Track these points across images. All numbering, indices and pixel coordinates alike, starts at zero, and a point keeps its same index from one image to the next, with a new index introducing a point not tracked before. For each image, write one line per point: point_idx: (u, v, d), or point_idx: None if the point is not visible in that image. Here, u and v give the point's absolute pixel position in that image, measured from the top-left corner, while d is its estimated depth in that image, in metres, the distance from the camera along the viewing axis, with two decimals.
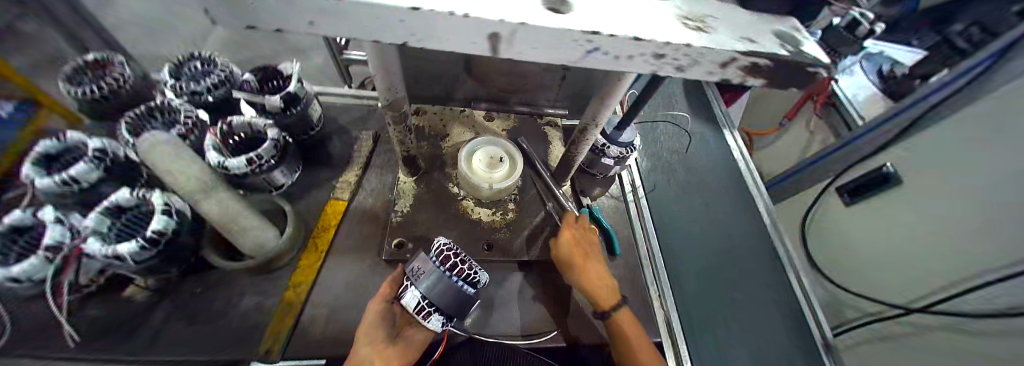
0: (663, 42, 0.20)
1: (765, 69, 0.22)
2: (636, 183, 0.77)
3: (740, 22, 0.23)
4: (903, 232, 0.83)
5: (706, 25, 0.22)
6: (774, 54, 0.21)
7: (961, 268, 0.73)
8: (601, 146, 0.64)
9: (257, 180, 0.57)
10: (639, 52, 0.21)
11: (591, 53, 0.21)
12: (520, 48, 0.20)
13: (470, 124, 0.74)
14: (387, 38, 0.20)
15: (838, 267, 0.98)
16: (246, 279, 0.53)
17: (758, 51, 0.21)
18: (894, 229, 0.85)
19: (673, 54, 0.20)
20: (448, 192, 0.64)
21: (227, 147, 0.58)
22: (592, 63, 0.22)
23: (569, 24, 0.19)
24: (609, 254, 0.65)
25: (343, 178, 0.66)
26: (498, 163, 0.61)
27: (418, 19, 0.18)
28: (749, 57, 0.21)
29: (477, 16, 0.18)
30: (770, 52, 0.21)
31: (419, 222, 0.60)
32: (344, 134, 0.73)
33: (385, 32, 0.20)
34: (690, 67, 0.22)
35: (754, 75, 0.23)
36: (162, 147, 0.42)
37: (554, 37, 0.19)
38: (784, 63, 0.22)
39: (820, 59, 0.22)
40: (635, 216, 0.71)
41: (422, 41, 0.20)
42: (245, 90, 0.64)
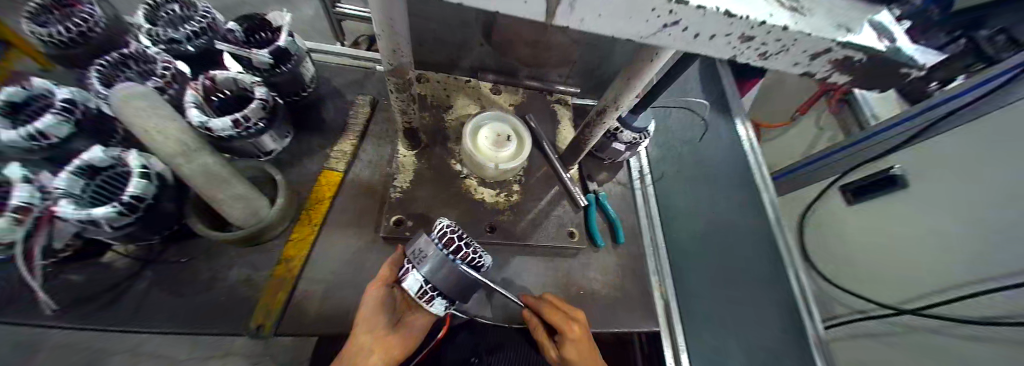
0: (754, 25, 0.19)
1: (860, 63, 0.21)
2: (643, 170, 0.75)
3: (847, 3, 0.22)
4: (901, 234, 0.84)
5: (808, 6, 0.20)
6: (875, 49, 0.20)
7: (949, 273, 0.75)
8: (614, 130, 0.61)
9: (243, 144, 0.52)
10: (727, 31, 0.20)
11: (669, 27, 0.19)
12: (582, 14, 0.19)
13: (476, 96, 0.69)
14: None
15: (832, 263, 1.00)
16: (234, 250, 0.51)
17: (859, 43, 0.20)
18: (890, 231, 0.86)
19: (763, 36, 0.20)
20: (451, 169, 0.60)
21: (209, 104, 0.52)
22: (665, 40, 0.21)
23: None
24: (612, 242, 0.63)
25: (338, 147, 0.62)
26: (505, 141, 0.58)
27: None
28: (847, 50, 0.20)
29: None
30: (870, 45, 0.20)
31: (419, 199, 0.57)
32: (339, 98, 0.68)
33: None
34: (778, 53, 0.21)
35: (842, 69, 0.23)
36: (137, 102, 0.36)
37: (630, 6, 0.18)
38: (881, 59, 0.21)
39: (920, 59, 0.21)
40: (641, 204, 0.69)
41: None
42: (229, 41, 0.57)
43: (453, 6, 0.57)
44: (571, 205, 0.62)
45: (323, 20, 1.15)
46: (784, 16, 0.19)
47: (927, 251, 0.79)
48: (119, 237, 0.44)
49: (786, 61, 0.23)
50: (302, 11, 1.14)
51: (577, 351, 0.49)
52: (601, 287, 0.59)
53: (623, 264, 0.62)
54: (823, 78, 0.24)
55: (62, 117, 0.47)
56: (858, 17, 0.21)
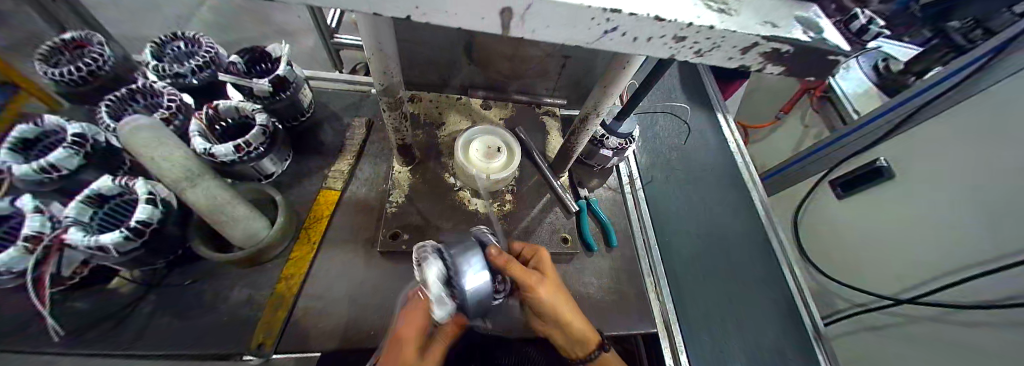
0: (685, 25, 0.21)
1: (787, 54, 0.24)
2: (633, 174, 0.77)
3: (772, 4, 0.24)
4: (893, 225, 0.85)
5: (732, 8, 0.23)
6: (796, 39, 0.23)
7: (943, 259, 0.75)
8: (600, 137, 0.63)
9: (245, 167, 0.55)
10: (661, 34, 0.22)
11: (608, 33, 0.22)
12: (533, 25, 0.21)
13: (466, 112, 0.72)
14: (389, 10, 0.20)
15: (829, 259, 1.00)
16: (236, 272, 0.52)
17: (780, 36, 0.23)
18: (881, 222, 0.87)
19: (694, 35, 0.22)
20: (444, 182, 0.63)
21: (212, 132, 0.55)
22: (608, 44, 0.23)
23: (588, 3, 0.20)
24: (606, 245, 0.65)
25: (336, 167, 0.64)
26: (496, 153, 0.60)
27: None
28: (771, 42, 0.23)
29: None
30: (790, 37, 0.23)
31: (414, 213, 0.59)
32: (336, 121, 0.71)
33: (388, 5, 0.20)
34: (711, 50, 0.24)
35: (775, 62, 0.25)
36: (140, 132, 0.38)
37: (570, 16, 0.20)
38: (803, 49, 0.23)
39: (842, 46, 0.24)
40: (632, 207, 0.71)
41: (426, 15, 0.21)
42: (230, 72, 0.61)
43: (441, 30, 0.61)
44: (563, 211, 0.64)
45: (321, 51, 1.21)
46: (711, 18, 0.22)
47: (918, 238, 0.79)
48: (126, 263, 0.46)
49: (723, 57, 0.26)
50: (301, 42, 1.20)
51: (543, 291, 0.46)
52: (597, 290, 0.60)
53: (618, 267, 0.63)
54: (759, 71, 0.27)
55: (71, 151, 0.49)
56: (783, 15, 0.24)
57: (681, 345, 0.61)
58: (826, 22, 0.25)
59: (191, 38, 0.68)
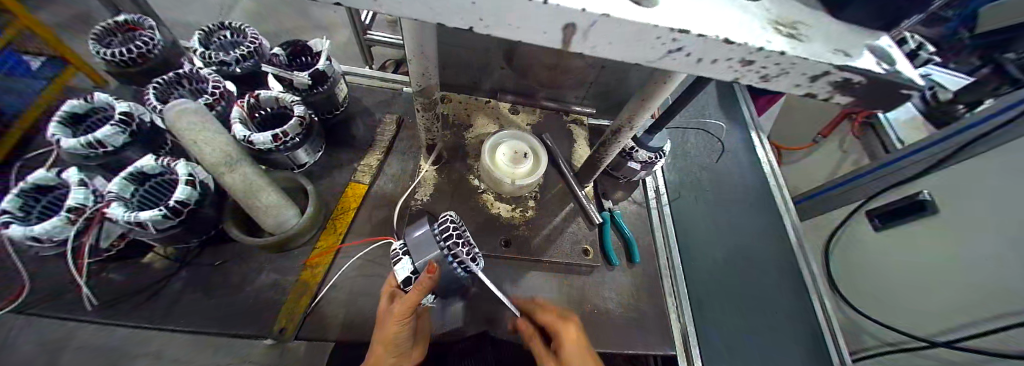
0: (756, 49, 0.21)
1: (859, 84, 0.23)
2: (659, 189, 0.75)
3: (843, 32, 0.23)
4: (936, 263, 0.79)
5: (802, 33, 0.22)
6: (873, 71, 0.22)
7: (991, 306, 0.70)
8: (629, 149, 0.62)
9: (281, 156, 0.56)
10: (728, 56, 0.21)
11: (672, 53, 0.21)
12: (596, 41, 0.21)
13: (494, 115, 0.73)
14: (451, 21, 0.20)
15: (861, 292, 0.95)
16: (263, 256, 0.53)
17: (855, 66, 0.21)
18: (923, 260, 0.82)
19: (762, 61, 0.21)
20: (468, 184, 0.63)
21: (252, 120, 0.57)
22: (669, 63, 0.23)
23: (656, 21, 0.19)
24: (628, 260, 0.63)
25: (365, 161, 0.65)
26: (522, 159, 0.60)
27: (481, 5, 0.18)
28: (844, 71, 0.22)
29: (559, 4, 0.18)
30: (866, 67, 0.21)
31: (437, 212, 0.59)
32: (367, 116, 0.72)
33: (451, 14, 0.20)
34: (778, 76, 0.23)
35: (842, 91, 0.24)
36: (186, 115, 0.38)
37: (635, 34, 0.20)
38: (877, 81, 0.22)
39: (918, 81, 0.22)
40: (657, 224, 0.69)
41: (489, 27, 0.21)
42: (273, 64, 0.64)
43: (477, 33, 0.62)
44: (586, 222, 0.63)
45: (354, 46, 1.25)
46: (781, 43, 0.21)
47: (963, 281, 0.74)
48: (163, 239, 0.48)
49: (787, 83, 0.24)
50: (336, 36, 1.24)
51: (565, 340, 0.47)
52: (616, 306, 0.58)
53: (639, 284, 0.61)
54: (823, 99, 0.26)
55: (118, 128, 0.53)
56: (857, 44, 0.23)
57: None
58: (898, 52, 0.24)
59: (236, 27, 0.72)
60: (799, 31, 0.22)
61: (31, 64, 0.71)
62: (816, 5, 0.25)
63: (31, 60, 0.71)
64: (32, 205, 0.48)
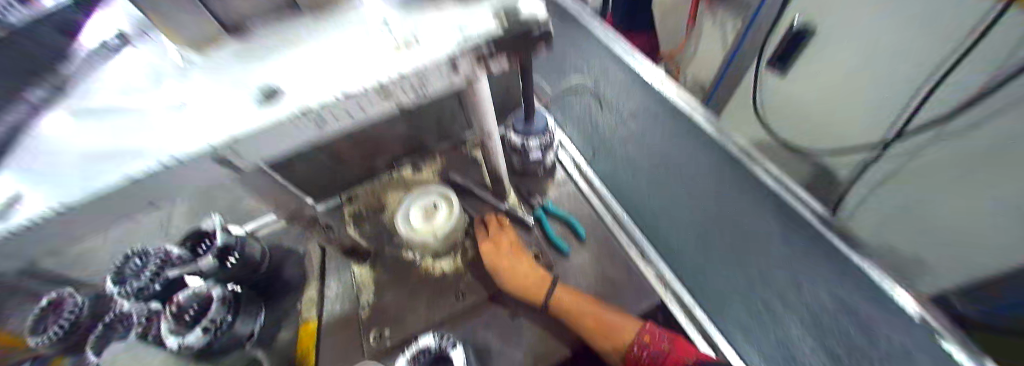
0: (365, 85, 0.23)
1: (492, 52, 0.25)
2: (577, 159, 0.77)
3: (456, 14, 0.26)
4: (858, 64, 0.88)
5: (414, 42, 0.25)
6: (488, 37, 0.25)
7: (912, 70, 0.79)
8: (521, 144, 0.65)
9: (224, 341, 0.55)
10: (347, 105, 0.23)
11: (302, 127, 0.23)
12: (252, 150, 0.23)
13: (402, 184, 0.73)
14: (187, 173, 0.22)
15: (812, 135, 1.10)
16: None
17: (465, 44, 0.24)
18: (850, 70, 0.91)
19: (390, 89, 0.24)
20: (405, 261, 0.63)
21: (182, 326, 0.56)
22: (332, 127, 0.25)
23: (281, 112, 0.22)
24: (578, 241, 0.63)
25: (306, 296, 0.65)
26: (434, 210, 0.61)
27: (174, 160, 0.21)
28: (462, 54, 0.24)
29: (191, 153, 0.21)
30: (468, 42, 0.24)
31: (387, 305, 0.59)
32: (293, 253, 0.73)
33: (187, 174, 0.23)
34: (422, 82, 0.24)
35: (491, 61, 0.26)
36: None
37: (271, 132, 0.22)
38: (504, 39, 0.25)
39: (526, 19, 0.25)
40: (588, 191, 0.70)
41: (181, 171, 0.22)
42: (180, 265, 0.64)
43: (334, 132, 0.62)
44: (523, 229, 0.64)
45: None
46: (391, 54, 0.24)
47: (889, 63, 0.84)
48: None
49: (440, 83, 0.26)
50: None
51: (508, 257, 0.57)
52: (586, 291, 0.58)
53: (598, 256, 0.61)
54: (492, 66, 0.27)
55: None
56: (481, 10, 0.26)
57: (689, 300, 0.61)
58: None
59: (140, 250, 0.68)
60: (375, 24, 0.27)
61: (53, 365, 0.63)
62: (430, 5, 0.27)
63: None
64: None
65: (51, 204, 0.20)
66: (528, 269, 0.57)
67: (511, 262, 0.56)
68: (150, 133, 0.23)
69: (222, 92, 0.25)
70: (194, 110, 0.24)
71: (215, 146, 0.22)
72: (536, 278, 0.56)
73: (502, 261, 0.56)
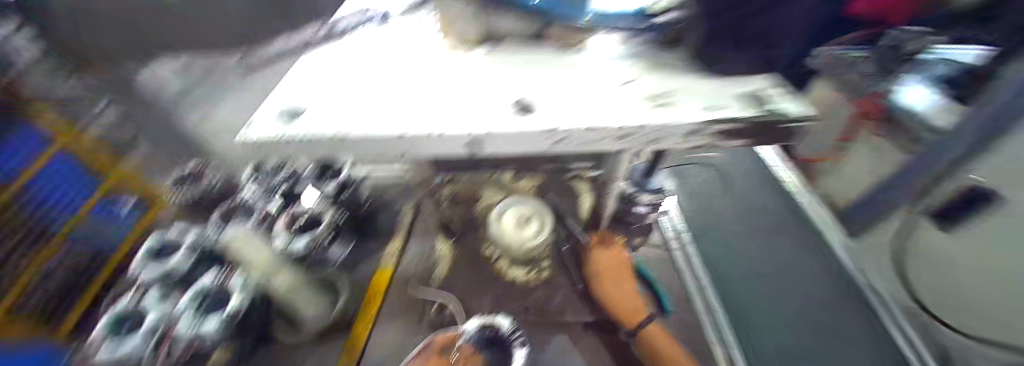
0: (620, 126, 0.32)
1: (746, 130, 0.33)
2: (677, 228, 0.74)
3: (711, 98, 0.35)
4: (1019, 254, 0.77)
5: (671, 103, 0.34)
6: (747, 116, 0.33)
7: None
8: (632, 194, 0.66)
9: (314, 257, 0.61)
10: (600, 137, 0.32)
11: (559, 140, 0.32)
12: (498, 143, 0.32)
13: (500, 183, 0.72)
14: (419, 144, 0.32)
15: None
16: (306, 352, 0.60)
17: (725, 119, 0.32)
18: None
19: (634, 134, 0.32)
20: (483, 255, 0.65)
21: (291, 232, 0.60)
22: (563, 148, 0.34)
23: (529, 128, 0.31)
24: (659, 310, 0.61)
25: (389, 248, 0.71)
26: (528, 222, 0.60)
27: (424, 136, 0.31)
28: (719, 125, 0.32)
29: (456, 134, 0.31)
30: (733, 118, 0.32)
31: (456, 285, 0.64)
32: (390, 207, 0.77)
33: (414, 140, 0.32)
34: (661, 139, 0.33)
35: (735, 134, 0.34)
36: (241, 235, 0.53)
37: (522, 136, 0.32)
38: (754, 122, 0.33)
39: (793, 115, 0.33)
40: (682, 264, 0.67)
41: (432, 147, 0.33)
42: None
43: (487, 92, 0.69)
44: None
45: None
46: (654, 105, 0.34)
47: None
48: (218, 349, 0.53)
49: (679, 141, 0.34)
50: None
51: (613, 270, 0.62)
52: None
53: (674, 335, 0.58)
54: (731, 135, 0.34)
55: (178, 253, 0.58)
56: (736, 97, 0.35)
57: None
58: (784, 94, 0.36)
59: None
60: (639, 81, 0.38)
61: (117, 206, 0.60)
62: (700, 83, 0.38)
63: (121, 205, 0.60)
64: None
65: (359, 133, 0.32)
66: (628, 288, 0.60)
67: (616, 274, 0.60)
68: (438, 110, 0.34)
69: (481, 101, 0.36)
70: (463, 104, 0.35)
71: (479, 134, 0.31)
72: (634, 298, 0.59)
73: (608, 270, 0.61)
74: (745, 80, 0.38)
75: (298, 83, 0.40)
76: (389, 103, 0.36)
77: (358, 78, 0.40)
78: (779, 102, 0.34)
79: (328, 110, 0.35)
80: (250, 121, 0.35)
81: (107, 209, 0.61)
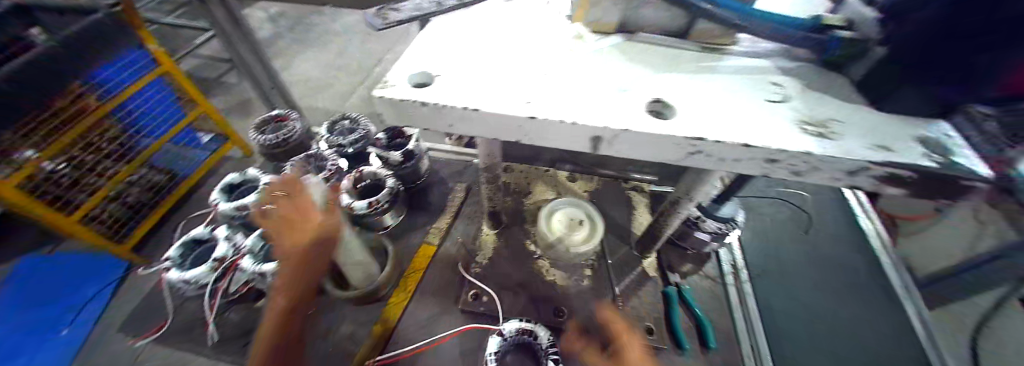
0: (771, 148, 0.21)
1: (910, 180, 0.22)
2: (738, 263, 0.68)
3: (880, 128, 0.23)
4: None
5: (830, 131, 0.22)
6: (923, 165, 0.21)
7: None
8: (695, 218, 0.60)
9: (373, 218, 0.67)
10: (749, 157, 0.22)
11: (692, 154, 0.23)
12: (621, 146, 0.23)
13: (553, 182, 0.76)
14: (517, 127, 0.23)
15: None
16: (345, 308, 0.63)
17: (895, 161, 0.20)
18: None
19: (788, 159, 0.21)
20: (526, 249, 0.65)
21: (355, 191, 0.69)
22: (694, 162, 0.24)
23: (672, 130, 0.21)
24: (702, 347, 0.56)
25: (436, 225, 0.73)
26: (578, 226, 0.59)
27: (531, 122, 0.23)
28: (881, 169, 0.21)
29: (585, 123, 0.22)
30: (911, 163, 0.20)
31: (494, 276, 0.62)
32: (441, 183, 0.82)
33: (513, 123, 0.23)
34: (810, 172, 0.22)
35: (890, 185, 0.22)
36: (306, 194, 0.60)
37: (655, 143, 0.22)
38: (931, 175, 0.21)
39: (982, 173, 0.21)
40: (736, 305, 0.62)
41: (532, 139, 0.25)
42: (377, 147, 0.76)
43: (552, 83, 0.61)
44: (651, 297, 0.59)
45: None
46: (784, 115, 0.23)
47: None
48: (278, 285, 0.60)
49: (824, 178, 0.24)
50: None
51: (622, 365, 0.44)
52: None
53: None
54: (868, 188, 0.24)
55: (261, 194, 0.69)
56: (909, 134, 0.23)
57: None
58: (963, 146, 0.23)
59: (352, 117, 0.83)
60: (781, 90, 0.26)
61: (202, 140, 1.04)
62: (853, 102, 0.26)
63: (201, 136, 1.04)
64: (188, 254, 0.65)
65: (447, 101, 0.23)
66: None
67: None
68: (547, 83, 0.25)
69: (609, 80, 0.25)
70: (581, 80, 0.25)
71: (604, 132, 0.22)
72: None
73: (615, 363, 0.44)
74: (919, 121, 0.25)
75: (426, 40, 0.30)
76: (488, 66, 0.27)
77: (464, 31, 0.31)
78: (962, 151, 0.22)
79: (434, 56, 0.28)
80: (384, 77, 0.26)
81: (187, 136, 1.00)
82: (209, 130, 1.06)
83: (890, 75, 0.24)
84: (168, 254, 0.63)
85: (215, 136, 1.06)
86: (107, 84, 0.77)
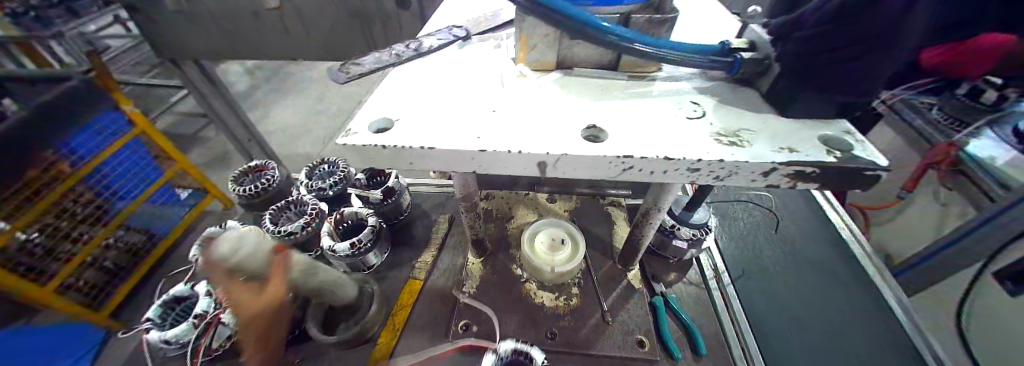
0: (693, 160, 0.24)
1: (822, 174, 0.24)
2: (718, 266, 0.70)
3: (789, 133, 0.27)
4: None
5: (743, 141, 0.25)
6: (828, 161, 0.24)
7: None
8: (670, 226, 0.62)
9: (355, 259, 0.66)
10: (676, 167, 0.24)
11: (627, 169, 0.25)
12: (565, 169, 0.25)
13: (534, 205, 0.78)
14: (470, 161, 0.26)
15: None
16: (328, 355, 0.60)
17: (800, 160, 0.24)
18: None
19: (707, 167, 0.24)
20: (512, 274, 0.66)
21: (336, 232, 0.69)
22: (631, 177, 0.26)
23: (604, 152, 0.24)
24: (695, 354, 0.57)
25: (422, 259, 0.73)
26: (559, 246, 0.61)
27: (482, 155, 0.25)
28: (791, 167, 0.24)
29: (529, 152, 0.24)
30: (814, 159, 0.24)
31: (483, 304, 0.62)
32: (426, 217, 0.83)
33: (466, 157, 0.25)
34: (729, 176, 0.25)
35: (802, 180, 0.25)
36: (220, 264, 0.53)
37: (593, 162, 0.25)
38: (835, 170, 0.24)
39: (881, 163, 0.24)
40: (722, 308, 0.63)
41: (486, 168, 0.27)
42: (358, 186, 0.77)
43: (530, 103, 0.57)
44: (639, 308, 0.60)
45: None
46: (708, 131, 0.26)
47: None
48: None
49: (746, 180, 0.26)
50: None
51: None
52: None
53: None
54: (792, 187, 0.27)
55: None
56: (816, 136, 0.27)
57: None
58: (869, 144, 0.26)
59: (331, 161, 0.86)
60: (698, 107, 0.29)
61: (180, 195, 1.12)
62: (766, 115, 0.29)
63: (178, 192, 1.12)
64: (167, 315, 0.62)
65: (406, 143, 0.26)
66: None
67: None
68: (495, 119, 0.28)
69: (552, 112, 0.28)
70: (525, 115, 0.28)
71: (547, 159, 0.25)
72: None
73: None
74: (820, 121, 0.29)
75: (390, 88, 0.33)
76: (443, 108, 0.29)
77: (422, 78, 0.34)
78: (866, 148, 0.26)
79: (395, 103, 0.31)
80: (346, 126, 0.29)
81: (168, 193, 1.08)
82: (188, 186, 1.15)
83: (789, 89, 0.28)
84: (146, 316, 0.60)
85: (193, 191, 1.15)
86: (80, 153, 0.84)
